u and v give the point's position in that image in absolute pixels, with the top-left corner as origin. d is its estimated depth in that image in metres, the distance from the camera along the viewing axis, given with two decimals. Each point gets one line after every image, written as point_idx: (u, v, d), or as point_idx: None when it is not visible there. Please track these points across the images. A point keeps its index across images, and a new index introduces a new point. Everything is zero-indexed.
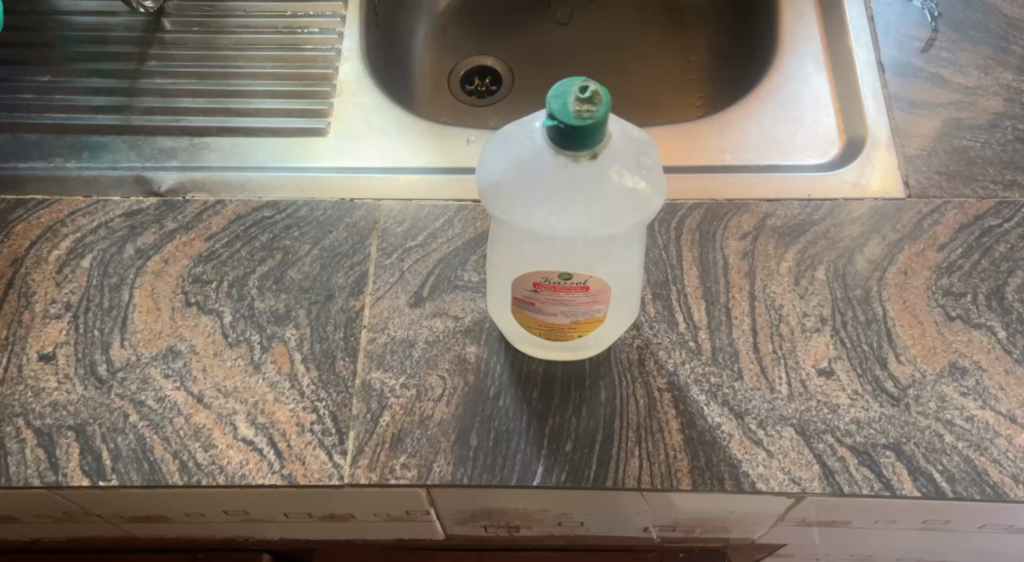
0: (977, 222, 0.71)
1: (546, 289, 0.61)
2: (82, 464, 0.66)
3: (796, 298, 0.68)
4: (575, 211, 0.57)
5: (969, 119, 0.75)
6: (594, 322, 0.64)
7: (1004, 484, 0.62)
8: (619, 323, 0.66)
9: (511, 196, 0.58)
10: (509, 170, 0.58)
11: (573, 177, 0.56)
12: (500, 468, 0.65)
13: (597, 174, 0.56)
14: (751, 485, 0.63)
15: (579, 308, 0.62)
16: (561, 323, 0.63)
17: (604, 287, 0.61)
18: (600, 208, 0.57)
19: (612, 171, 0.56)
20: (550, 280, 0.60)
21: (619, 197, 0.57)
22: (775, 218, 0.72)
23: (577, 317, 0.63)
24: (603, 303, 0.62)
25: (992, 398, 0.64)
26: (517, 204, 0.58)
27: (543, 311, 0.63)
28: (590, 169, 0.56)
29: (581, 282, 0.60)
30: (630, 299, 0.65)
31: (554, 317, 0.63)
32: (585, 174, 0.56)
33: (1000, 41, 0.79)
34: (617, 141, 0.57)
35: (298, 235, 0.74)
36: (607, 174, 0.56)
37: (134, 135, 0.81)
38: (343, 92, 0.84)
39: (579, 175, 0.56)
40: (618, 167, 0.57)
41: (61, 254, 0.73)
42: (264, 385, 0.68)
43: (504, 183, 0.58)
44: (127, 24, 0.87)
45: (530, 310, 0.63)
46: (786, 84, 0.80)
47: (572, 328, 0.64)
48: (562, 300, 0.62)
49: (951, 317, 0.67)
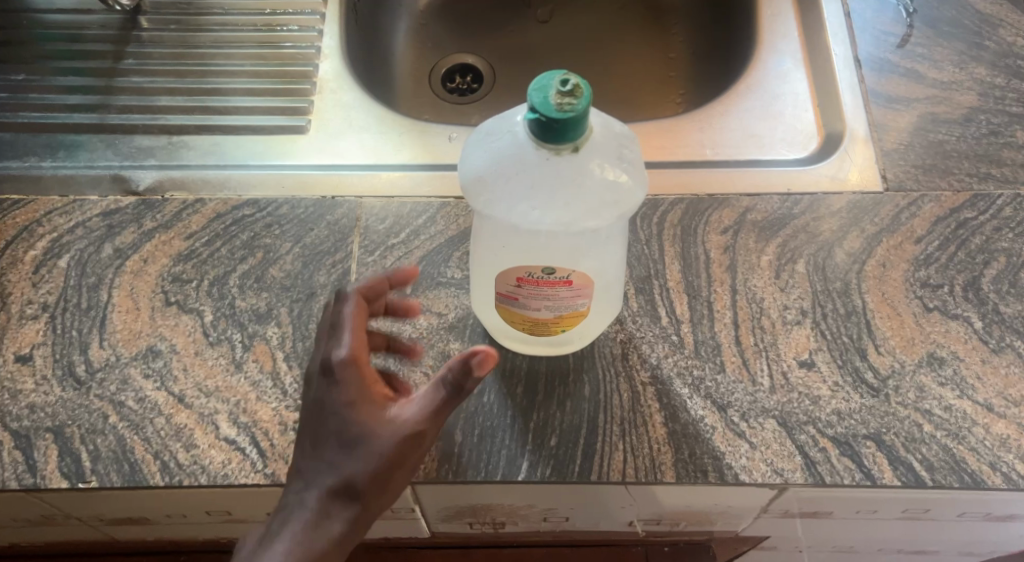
0: (953, 214, 0.71)
1: (529, 283, 0.61)
2: (60, 467, 0.65)
3: (777, 291, 0.69)
4: (557, 205, 0.58)
5: (944, 113, 0.76)
6: (579, 316, 0.64)
7: (982, 473, 0.62)
8: (603, 317, 0.66)
9: (493, 192, 0.58)
10: (491, 164, 0.58)
11: (555, 171, 0.57)
12: (484, 465, 0.65)
13: (578, 168, 0.57)
14: (733, 476, 0.63)
15: (563, 302, 0.62)
16: (544, 318, 0.63)
17: (587, 281, 0.61)
18: (582, 202, 0.58)
19: (592, 165, 0.57)
20: (534, 272, 0.60)
21: (600, 191, 0.58)
22: (755, 213, 0.72)
23: (560, 312, 0.63)
24: (586, 298, 0.62)
25: (970, 388, 0.65)
26: (498, 200, 0.58)
27: (524, 306, 0.63)
28: (571, 163, 0.56)
29: (564, 276, 0.60)
30: (612, 292, 0.65)
31: (537, 311, 0.63)
32: (566, 168, 0.57)
33: (974, 36, 0.80)
34: (597, 136, 0.57)
35: (278, 233, 0.74)
36: (588, 167, 0.57)
37: (111, 134, 0.80)
38: (322, 90, 0.83)
39: (560, 169, 0.57)
40: (599, 160, 0.57)
41: (37, 254, 0.73)
42: (246, 384, 0.68)
43: (486, 178, 0.58)
44: (103, 22, 0.87)
45: (513, 305, 0.63)
46: (765, 80, 0.81)
47: (555, 324, 0.64)
48: (544, 293, 0.61)
49: (928, 308, 0.68)
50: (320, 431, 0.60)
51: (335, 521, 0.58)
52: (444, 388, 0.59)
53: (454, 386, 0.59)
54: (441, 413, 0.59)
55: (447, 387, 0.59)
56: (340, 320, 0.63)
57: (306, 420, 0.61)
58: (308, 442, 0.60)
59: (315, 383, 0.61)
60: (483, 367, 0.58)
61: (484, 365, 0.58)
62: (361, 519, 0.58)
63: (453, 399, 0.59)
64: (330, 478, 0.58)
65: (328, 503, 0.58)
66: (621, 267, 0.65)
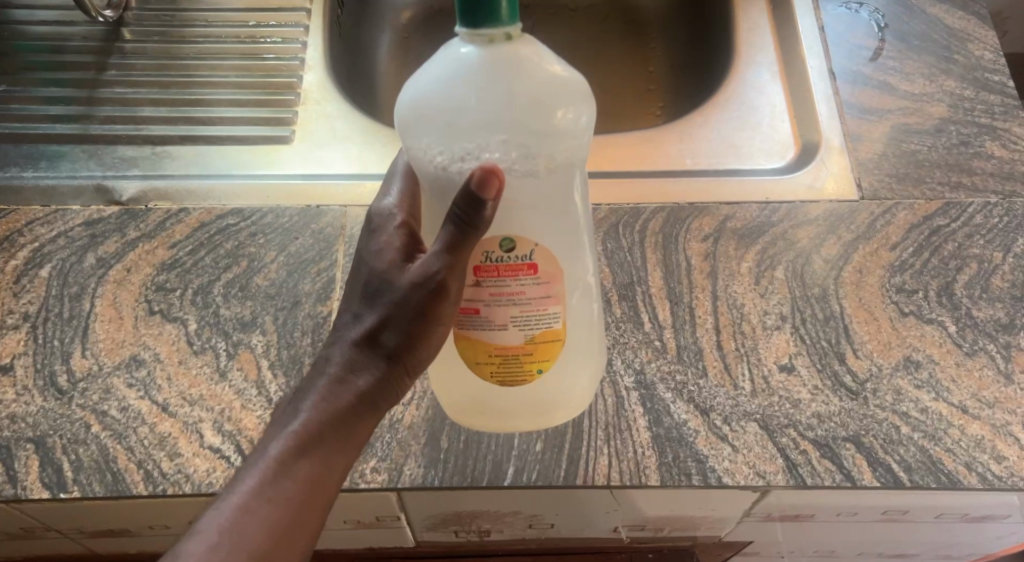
0: (926, 221, 0.73)
1: (490, 275, 0.59)
2: (41, 477, 0.64)
3: (756, 297, 0.70)
4: (502, 107, 0.59)
5: (916, 124, 0.78)
6: (553, 348, 0.62)
7: (958, 473, 0.63)
8: (582, 374, 0.64)
9: (436, 111, 0.59)
10: (437, 89, 0.59)
11: (495, 73, 0.59)
12: (470, 470, 0.65)
13: (517, 68, 0.59)
14: (716, 479, 0.64)
15: (529, 306, 0.60)
16: (513, 345, 0.61)
17: (550, 264, 0.60)
18: (526, 103, 0.59)
19: (532, 67, 0.59)
20: (495, 254, 0.59)
21: (545, 93, 0.59)
22: (735, 221, 0.74)
23: (530, 332, 0.61)
24: (554, 304, 0.61)
25: (945, 390, 0.66)
26: (442, 117, 0.59)
27: (490, 324, 0.60)
28: (507, 62, 0.59)
29: (527, 257, 0.59)
30: (585, 336, 0.64)
31: (505, 332, 0.61)
32: (505, 69, 0.59)
33: (943, 50, 0.82)
34: (549, 77, 0.59)
35: (263, 242, 0.74)
36: (526, 66, 0.59)
37: (93, 145, 0.80)
38: (307, 101, 0.84)
39: (499, 69, 0.59)
40: (538, 65, 0.59)
41: (18, 264, 0.72)
42: (231, 392, 0.67)
43: (427, 100, 0.60)
44: (86, 34, 0.88)
45: (477, 329, 0.61)
46: (742, 92, 0.83)
47: (527, 361, 0.61)
48: (509, 290, 0.60)
49: (904, 313, 0.69)
50: (360, 279, 0.62)
51: (361, 377, 0.59)
52: (455, 226, 0.56)
53: (465, 220, 0.56)
54: (455, 252, 0.57)
55: (456, 220, 0.56)
56: (407, 169, 0.66)
57: (354, 272, 0.63)
58: (347, 302, 0.62)
59: (367, 238, 0.63)
60: (489, 185, 0.56)
61: (491, 184, 0.56)
62: (388, 375, 0.59)
63: (464, 231, 0.56)
64: (358, 331, 0.60)
65: (353, 364, 0.59)
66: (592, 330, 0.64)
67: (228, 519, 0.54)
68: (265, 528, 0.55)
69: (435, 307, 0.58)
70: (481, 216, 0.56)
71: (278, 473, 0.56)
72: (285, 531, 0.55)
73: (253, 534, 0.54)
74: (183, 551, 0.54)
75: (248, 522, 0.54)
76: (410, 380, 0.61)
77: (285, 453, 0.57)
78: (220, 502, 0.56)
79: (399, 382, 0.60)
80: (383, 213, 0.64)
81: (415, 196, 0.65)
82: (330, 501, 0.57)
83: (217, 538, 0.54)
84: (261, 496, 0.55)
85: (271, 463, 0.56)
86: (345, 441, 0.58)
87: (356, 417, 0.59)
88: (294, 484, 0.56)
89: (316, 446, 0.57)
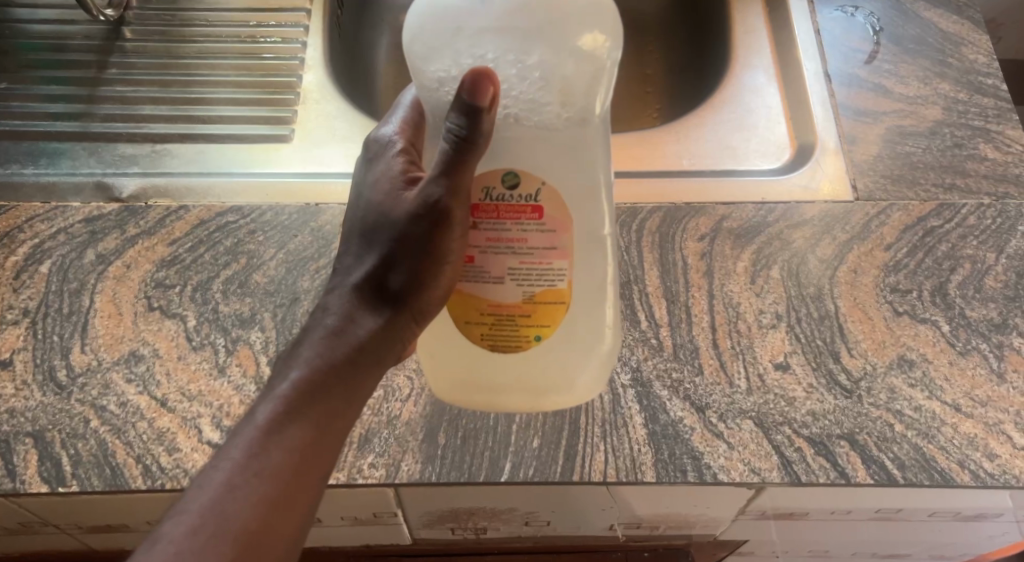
0: (920, 222, 0.74)
1: (489, 217, 0.60)
2: (40, 471, 0.65)
3: (752, 296, 0.71)
4: (526, 28, 0.61)
5: (910, 126, 0.79)
6: (552, 315, 0.62)
7: (951, 471, 0.64)
8: (595, 355, 0.64)
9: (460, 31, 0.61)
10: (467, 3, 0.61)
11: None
12: (467, 466, 0.65)
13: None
14: (712, 476, 0.64)
15: (530, 256, 0.61)
16: (510, 303, 0.61)
17: (557, 208, 0.60)
18: (549, 27, 0.61)
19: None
20: (496, 191, 0.60)
21: (567, 19, 0.61)
22: (731, 220, 0.74)
23: (529, 291, 0.61)
24: (559, 257, 0.61)
25: (938, 389, 0.67)
26: (466, 36, 0.61)
27: (488, 273, 0.61)
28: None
29: (530, 199, 0.60)
30: (598, 313, 0.63)
31: (503, 287, 0.61)
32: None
33: (937, 53, 0.83)
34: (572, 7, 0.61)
35: (262, 239, 0.75)
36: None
37: (93, 143, 0.81)
38: (306, 100, 0.85)
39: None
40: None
41: (18, 260, 0.73)
42: (229, 388, 0.68)
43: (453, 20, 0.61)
44: (86, 33, 0.88)
45: (472, 280, 0.61)
46: (739, 95, 0.84)
47: (524, 324, 0.62)
48: (510, 235, 0.61)
49: (898, 312, 0.70)
50: (359, 204, 0.63)
51: (361, 327, 0.59)
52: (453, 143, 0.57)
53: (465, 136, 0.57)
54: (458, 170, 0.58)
55: (455, 135, 0.57)
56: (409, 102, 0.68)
57: (354, 200, 0.64)
58: (348, 238, 0.62)
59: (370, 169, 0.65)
60: (483, 91, 0.57)
61: (485, 92, 0.57)
62: (392, 321, 0.59)
63: (463, 145, 0.57)
64: (358, 276, 0.60)
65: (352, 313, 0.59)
66: (601, 321, 0.63)
67: (212, 498, 0.54)
68: (252, 503, 0.54)
69: (437, 237, 0.59)
70: (478, 128, 0.57)
71: (266, 444, 0.55)
72: (274, 507, 0.54)
73: (239, 512, 0.53)
74: (163, 533, 0.53)
75: (233, 497, 0.54)
76: (418, 327, 0.60)
77: (274, 420, 0.56)
78: (203, 479, 0.55)
79: (398, 336, 0.60)
80: (382, 142, 0.66)
81: (417, 125, 0.67)
82: (326, 471, 0.57)
83: (199, 519, 0.53)
84: (247, 470, 0.54)
85: (258, 432, 0.56)
86: (339, 404, 0.58)
87: (349, 376, 0.58)
88: (282, 453, 0.55)
89: (306, 412, 0.57)
